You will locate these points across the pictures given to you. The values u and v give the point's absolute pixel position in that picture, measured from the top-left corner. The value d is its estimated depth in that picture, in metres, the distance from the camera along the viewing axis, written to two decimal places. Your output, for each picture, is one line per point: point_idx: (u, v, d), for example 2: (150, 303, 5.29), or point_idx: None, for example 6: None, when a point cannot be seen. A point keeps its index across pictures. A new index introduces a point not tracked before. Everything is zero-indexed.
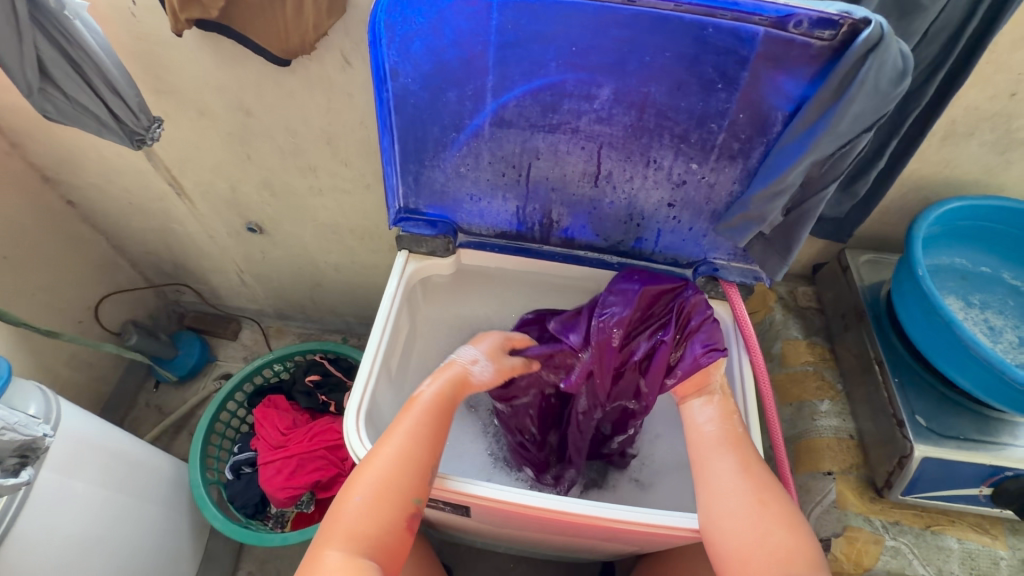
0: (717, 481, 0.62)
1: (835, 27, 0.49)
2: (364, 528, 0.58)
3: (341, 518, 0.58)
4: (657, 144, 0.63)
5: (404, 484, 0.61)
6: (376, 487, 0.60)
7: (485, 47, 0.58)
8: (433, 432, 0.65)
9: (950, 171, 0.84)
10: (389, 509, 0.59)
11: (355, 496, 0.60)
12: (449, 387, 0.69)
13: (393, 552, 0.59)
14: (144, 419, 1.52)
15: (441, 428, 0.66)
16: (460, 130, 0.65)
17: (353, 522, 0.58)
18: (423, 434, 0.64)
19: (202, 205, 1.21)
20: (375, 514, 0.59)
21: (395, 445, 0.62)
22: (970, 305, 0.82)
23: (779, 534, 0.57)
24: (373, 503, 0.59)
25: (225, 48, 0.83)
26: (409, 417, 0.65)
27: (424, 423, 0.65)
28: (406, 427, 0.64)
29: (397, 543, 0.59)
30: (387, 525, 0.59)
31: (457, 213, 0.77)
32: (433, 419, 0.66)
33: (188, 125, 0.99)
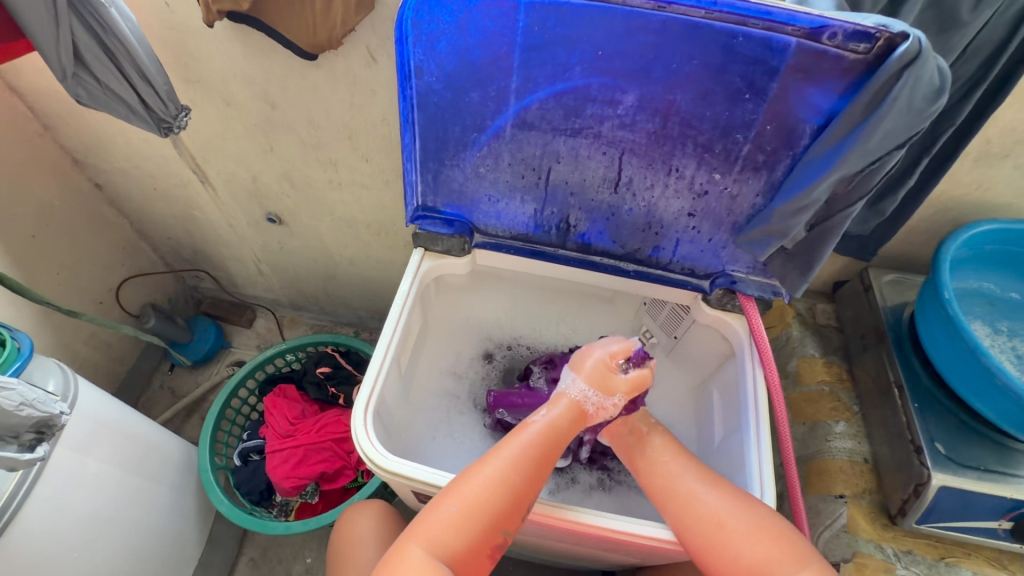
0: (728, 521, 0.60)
1: (870, 41, 0.48)
2: (445, 544, 0.58)
3: (427, 523, 0.59)
4: (680, 153, 0.63)
5: (506, 510, 0.60)
6: (470, 500, 0.60)
7: (510, 49, 0.57)
8: (541, 461, 0.64)
9: (982, 193, 0.81)
10: (478, 530, 0.59)
11: (452, 506, 0.60)
12: (564, 415, 0.67)
13: (473, 571, 0.60)
14: (157, 400, 1.55)
15: (553, 454, 0.65)
16: (482, 130, 0.65)
17: (439, 533, 0.58)
18: (530, 463, 0.63)
19: (224, 194, 1.22)
20: (463, 532, 0.59)
21: (507, 463, 0.63)
22: (998, 332, 0.79)
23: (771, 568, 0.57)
24: (467, 521, 0.59)
25: (253, 40, 0.84)
26: (511, 445, 0.64)
27: (534, 451, 0.64)
28: (516, 451, 0.64)
29: (476, 566, 0.60)
30: (469, 548, 0.59)
31: (474, 213, 0.76)
32: (539, 452, 0.64)
33: (214, 114, 1.01)
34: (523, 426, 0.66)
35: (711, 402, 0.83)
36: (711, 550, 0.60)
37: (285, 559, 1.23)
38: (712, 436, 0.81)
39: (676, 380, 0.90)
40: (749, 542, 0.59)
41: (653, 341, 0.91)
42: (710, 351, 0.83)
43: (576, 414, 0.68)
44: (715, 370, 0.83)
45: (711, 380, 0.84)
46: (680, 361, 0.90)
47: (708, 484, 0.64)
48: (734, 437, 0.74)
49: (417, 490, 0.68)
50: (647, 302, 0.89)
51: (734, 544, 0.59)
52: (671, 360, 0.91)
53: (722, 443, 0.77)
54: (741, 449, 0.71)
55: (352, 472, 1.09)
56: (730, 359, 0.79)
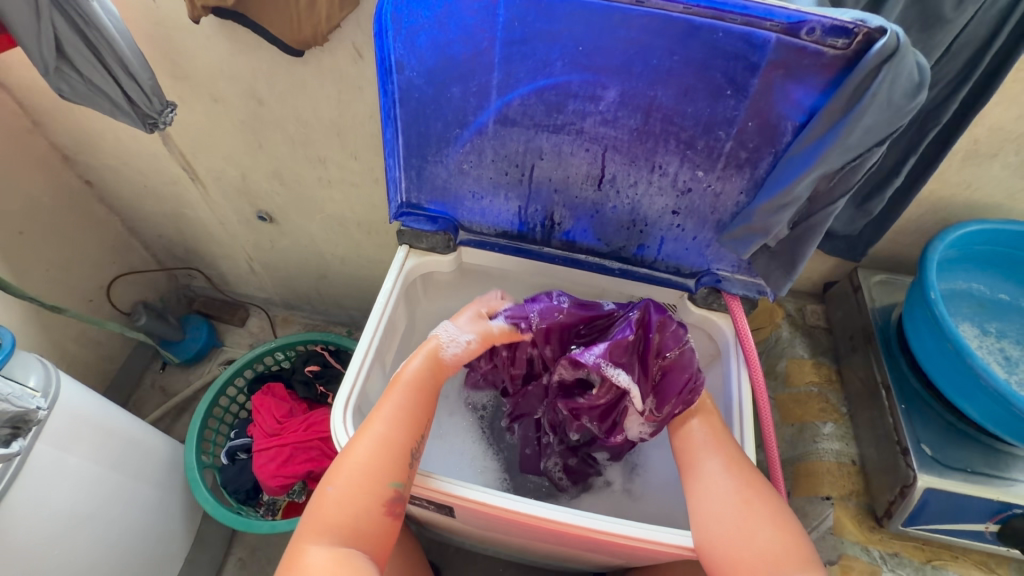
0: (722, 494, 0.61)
1: (849, 36, 0.48)
2: (338, 522, 0.57)
3: (320, 509, 0.58)
4: (663, 150, 0.62)
5: (384, 466, 0.60)
6: (354, 470, 0.59)
7: (491, 44, 0.57)
8: (414, 412, 0.64)
9: (971, 193, 0.81)
10: (368, 493, 0.59)
11: (329, 486, 0.59)
12: (424, 367, 0.68)
13: (378, 540, 0.59)
14: (148, 399, 1.54)
15: (425, 406, 0.66)
16: (465, 126, 0.65)
17: (334, 513, 0.58)
18: (403, 414, 0.63)
19: (214, 192, 1.22)
20: (349, 502, 0.58)
21: (378, 423, 0.63)
22: (986, 333, 0.78)
23: (767, 533, 0.57)
24: (355, 490, 0.59)
25: (240, 36, 0.84)
26: (392, 398, 0.65)
27: (407, 400, 0.65)
28: (386, 406, 0.64)
29: (385, 530, 0.59)
30: (365, 514, 0.58)
31: (458, 210, 0.76)
32: (411, 398, 0.65)
33: (202, 111, 1.01)
34: (396, 375, 0.67)
35: None
36: (733, 533, 0.58)
37: (274, 560, 1.22)
38: None
39: None
40: (768, 535, 0.57)
41: None
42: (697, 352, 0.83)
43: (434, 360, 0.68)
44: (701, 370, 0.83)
45: None
46: None
47: (735, 469, 0.63)
48: None
49: None
50: None
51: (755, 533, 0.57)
52: None
53: None
54: None
55: None
56: (717, 359, 0.79)
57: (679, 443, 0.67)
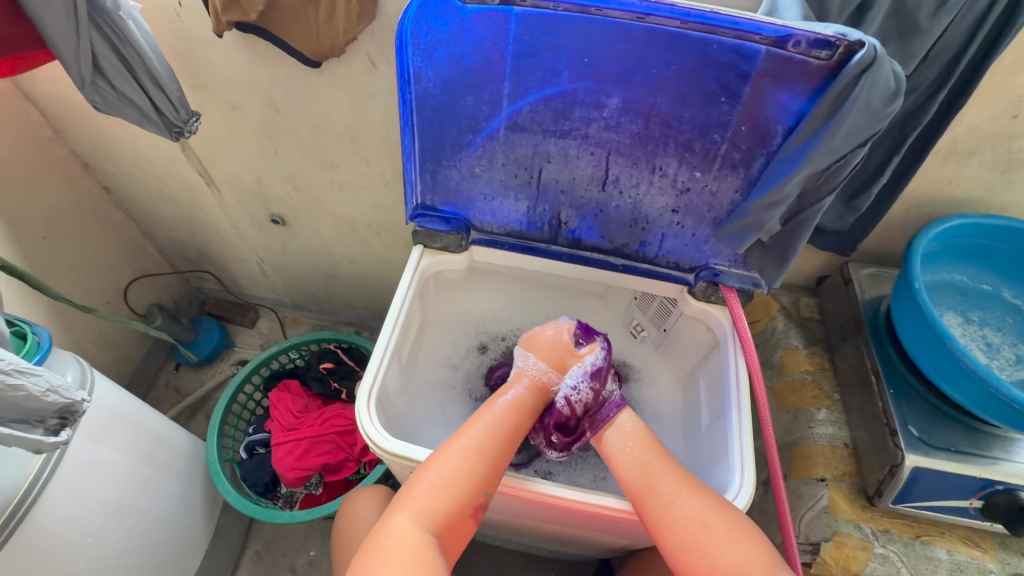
0: (663, 503, 0.64)
1: (831, 48, 0.52)
2: (431, 508, 0.63)
3: (414, 493, 0.63)
4: (662, 153, 0.67)
5: (480, 474, 0.65)
6: (450, 468, 0.65)
7: (502, 56, 0.62)
8: (510, 435, 0.70)
9: (953, 189, 0.85)
10: (462, 491, 0.64)
11: (434, 475, 0.64)
12: (522, 395, 0.73)
13: (457, 538, 0.64)
14: (162, 398, 1.58)
15: (518, 430, 0.71)
16: (476, 132, 0.69)
17: (428, 501, 0.63)
18: (502, 432, 0.69)
19: (229, 196, 1.27)
20: (446, 496, 0.63)
21: (477, 436, 0.68)
22: (969, 321, 0.83)
23: (730, 549, 0.61)
24: (451, 487, 0.64)
25: (260, 48, 0.88)
26: (484, 416, 0.70)
27: (504, 429, 0.69)
28: (480, 425, 0.69)
29: (462, 529, 0.65)
30: (454, 508, 0.63)
31: (470, 211, 0.80)
32: (510, 422, 0.70)
33: (220, 119, 1.05)
34: (495, 400, 0.72)
35: (698, 391, 0.87)
36: (689, 549, 0.62)
37: (289, 552, 1.27)
38: (697, 422, 0.84)
39: (666, 371, 0.94)
40: (709, 523, 0.62)
41: (644, 334, 0.95)
42: (697, 343, 0.87)
43: (531, 392, 0.74)
44: (701, 360, 0.87)
45: (698, 369, 0.88)
46: (668, 355, 0.94)
47: (685, 486, 0.65)
48: (718, 424, 0.78)
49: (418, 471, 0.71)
50: (637, 296, 0.93)
51: (710, 537, 0.61)
52: (659, 352, 0.95)
53: (707, 429, 0.81)
54: (724, 433, 0.75)
55: (354, 463, 1.12)
56: (715, 349, 0.83)
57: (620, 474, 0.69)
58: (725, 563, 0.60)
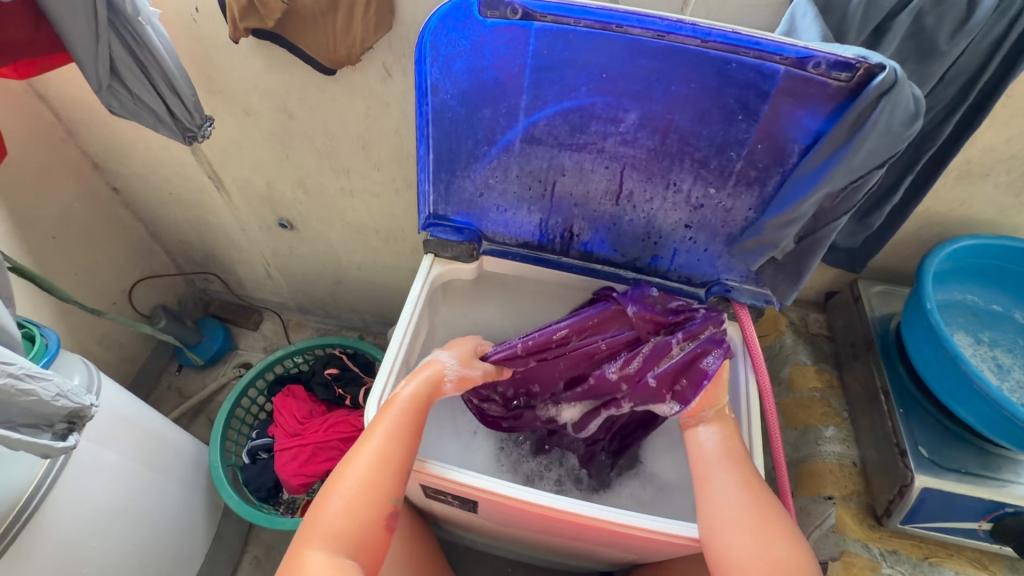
0: (722, 495, 0.66)
1: (851, 70, 0.52)
2: (339, 531, 0.61)
3: (321, 519, 0.62)
4: (678, 168, 0.67)
5: (381, 480, 0.64)
6: (350, 487, 0.64)
7: (521, 70, 0.62)
8: (413, 430, 0.68)
9: (965, 210, 0.85)
10: (367, 506, 0.63)
11: (333, 495, 0.63)
12: (422, 389, 0.72)
13: (376, 553, 0.63)
14: (165, 399, 1.59)
15: (417, 425, 0.69)
16: (492, 144, 0.70)
17: (337, 524, 0.61)
18: (402, 434, 0.67)
19: (238, 200, 1.27)
20: (353, 515, 0.62)
21: (376, 442, 0.66)
22: (980, 342, 0.83)
23: (782, 545, 0.61)
24: (354, 504, 0.63)
25: (276, 55, 0.89)
26: (383, 421, 0.68)
27: (405, 421, 0.68)
28: (382, 428, 0.67)
29: (377, 541, 0.63)
30: (364, 525, 0.62)
31: (482, 222, 0.80)
32: (408, 421, 0.68)
33: (233, 124, 1.05)
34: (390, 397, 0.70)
35: None
36: (746, 538, 0.62)
37: None
38: None
39: None
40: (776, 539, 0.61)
41: None
42: None
43: (427, 390, 0.72)
44: None
45: None
46: None
47: (743, 482, 0.66)
48: (727, 441, 0.78)
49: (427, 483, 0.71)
50: None
51: (775, 532, 0.62)
52: None
53: None
54: None
55: None
56: None
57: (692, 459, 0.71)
58: (776, 555, 0.60)
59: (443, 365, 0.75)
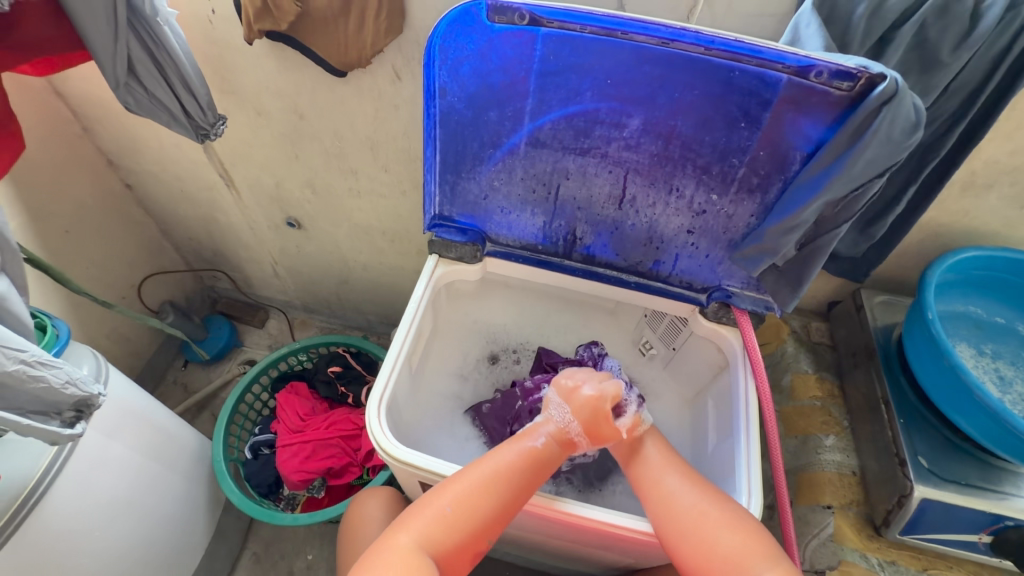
0: (666, 494, 0.67)
1: (853, 79, 0.53)
2: (439, 539, 0.62)
3: (425, 515, 0.63)
4: (680, 174, 0.68)
5: (489, 510, 0.64)
6: (465, 502, 0.64)
7: (527, 74, 0.63)
8: (527, 481, 0.67)
9: (969, 221, 0.86)
10: (466, 524, 0.63)
11: (446, 506, 0.63)
12: (552, 447, 0.70)
13: (453, 570, 0.63)
14: (170, 394, 1.61)
15: (535, 479, 0.68)
16: (498, 147, 0.71)
17: (435, 527, 0.62)
18: (524, 481, 0.66)
19: (248, 198, 1.29)
20: (454, 529, 0.62)
21: (494, 470, 0.66)
22: (982, 353, 0.83)
23: (726, 536, 0.61)
24: (458, 520, 0.63)
25: (288, 57, 0.91)
26: (508, 451, 0.69)
27: (528, 463, 0.68)
28: (501, 459, 0.67)
29: (456, 562, 0.63)
30: (455, 544, 0.62)
31: (486, 224, 0.81)
32: (532, 473, 0.67)
33: (245, 123, 1.07)
34: (523, 439, 0.70)
35: (706, 411, 0.87)
36: (687, 534, 0.62)
37: (287, 555, 1.27)
38: (706, 443, 0.84)
39: (673, 391, 0.94)
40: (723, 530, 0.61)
41: (653, 353, 0.95)
42: (706, 364, 0.87)
43: (556, 443, 0.70)
44: (710, 380, 0.87)
45: (706, 391, 0.88)
46: (677, 374, 0.94)
47: (686, 479, 0.68)
48: (726, 447, 0.78)
49: (424, 479, 0.72)
50: (647, 314, 0.93)
51: (711, 530, 0.62)
52: (668, 372, 0.95)
53: (715, 450, 0.80)
54: (732, 456, 0.75)
55: (358, 469, 1.12)
56: (725, 371, 0.83)
57: (636, 474, 0.71)
58: (723, 550, 0.60)
59: (559, 425, 0.71)
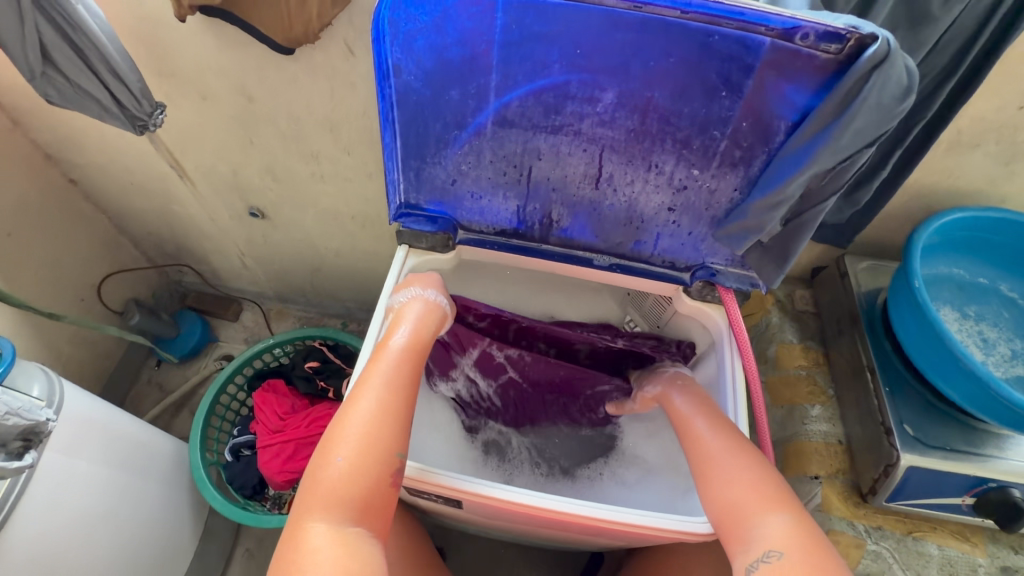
0: (695, 442, 0.69)
1: (842, 41, 0.48)
2: (340, 494, 0.58)
3: (322, 481, 0.59)
4: (660, 149, 0.63)
5: (390, 434, 0.62)
6: (353, 442, 0.60)
7: (489, 47, 0.57)
8: (405, 378, 0.67)
9: (954, 181, 0.83)
10: (375, 460, 0.60)
11: (337, 458, 0.60)
12: (411, 335, 0.70)
13: (382, 514, 0.60)
14: (145, 395, 1.56)
15: (411, 373, 0.68)
16: (462, 127, 0.65)
17: (338, 485, 0.58)
18: (398, 381, 0.66)
19: (204, 188, 1.21)
20: (353, 476, 0.59)
21: (377, 393, 0.64)
22: (965, 316, 0.82)
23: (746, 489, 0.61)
24: (359, 463, 0.59)
25: (227, 32, 0.82)
26: (376, 369, 0.66)
27: (391, 376, 0.66)
28: (376, 380, 0.65)
29: (383, 506, 0.60)
30: (370, 484, 0.59)
31: (457, 210, 0.75)
32: (407, 368, 0.67)
33: (190, 108, 0.99)
34: (383, 349, 0.69)
35: None
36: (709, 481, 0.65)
37: None
38: None
39: None
40: (748, 484, 0.62)
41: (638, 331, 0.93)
42: (692, 341, 0.85)
43: (417, 334, 0.71)
44: (696, 357, 0.85)
45: (692, 368, 0.86)
46: None
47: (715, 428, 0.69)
48: None
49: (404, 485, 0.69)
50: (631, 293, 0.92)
51: (729, 478, 0.63)
52: None
53: None
54: None
55: None
56: (711, 349, 0.81)
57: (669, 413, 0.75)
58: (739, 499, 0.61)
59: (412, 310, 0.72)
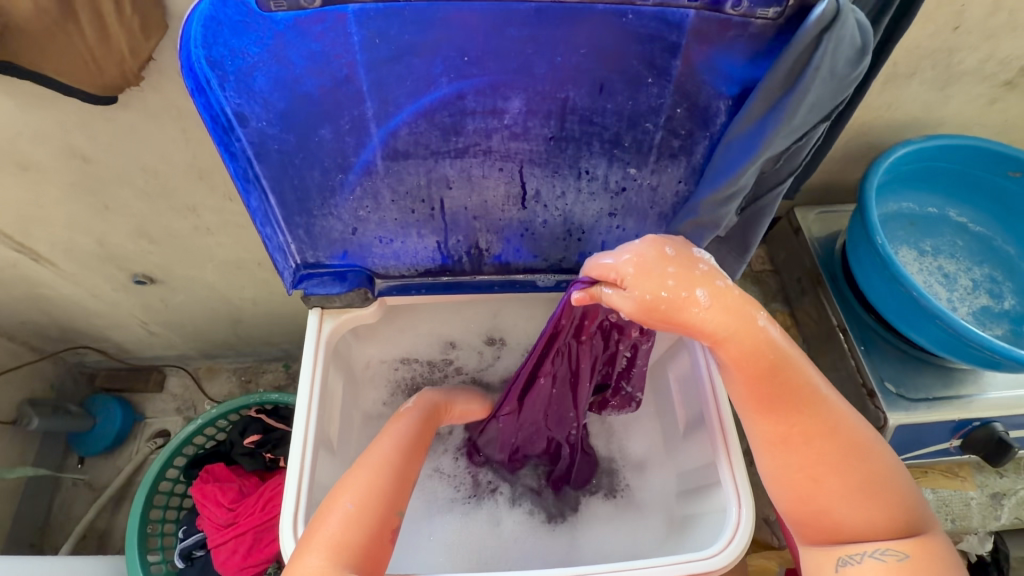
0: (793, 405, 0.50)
1: (781, 3, 0.40)
2: (340, 541, 0.51)
3: (324, 524, 0.52)
4: (587, 153, 0.53)
5: (397, 491, 0.56)
6: (361, 486, 0.55)
7: (352, 70, 0.45)
8: (423, 443, 0.62)
9: (893, 113, 0.79)
10: (378, 511, 0.54)
11: (346, 501, 0.53)
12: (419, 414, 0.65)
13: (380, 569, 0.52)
14: (75, 498, 1.36)
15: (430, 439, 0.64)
16: (347, 169, 0.53)
17: (341, 530, 0.51)
18: (417, 445, 0.61)
19: (69, 265, 1.01)
20: (361, 524, 0.52)
21: (390, 445, 0.59)
22: (923, 253, 0.79)
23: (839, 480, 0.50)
24: (366, 510, 0.53)
25: (22, 88, 0.64)
26: (395, 428, 0.62)
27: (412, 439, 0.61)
28: (393, 438, 0.60)
29: (381, 556, 0.53)
30: (370, 536, 0.52)
31: (367, 258, 0.63)
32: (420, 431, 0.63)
33: (12, 183, 0.79)
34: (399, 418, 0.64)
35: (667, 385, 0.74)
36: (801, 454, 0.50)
37: None
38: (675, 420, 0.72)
39: None
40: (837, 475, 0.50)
41: None
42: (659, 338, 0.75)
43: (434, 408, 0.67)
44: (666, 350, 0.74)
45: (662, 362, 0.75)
46: None
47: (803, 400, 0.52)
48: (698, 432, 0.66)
49: None
50: None
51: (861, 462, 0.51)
52: None
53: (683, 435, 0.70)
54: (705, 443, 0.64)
55: None
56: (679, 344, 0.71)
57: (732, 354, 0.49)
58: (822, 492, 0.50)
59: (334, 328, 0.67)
